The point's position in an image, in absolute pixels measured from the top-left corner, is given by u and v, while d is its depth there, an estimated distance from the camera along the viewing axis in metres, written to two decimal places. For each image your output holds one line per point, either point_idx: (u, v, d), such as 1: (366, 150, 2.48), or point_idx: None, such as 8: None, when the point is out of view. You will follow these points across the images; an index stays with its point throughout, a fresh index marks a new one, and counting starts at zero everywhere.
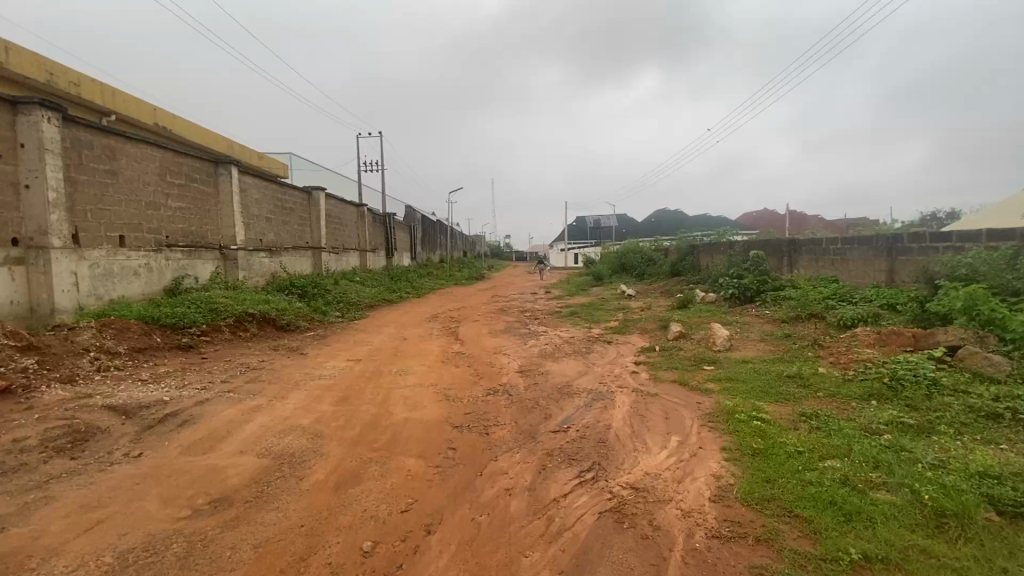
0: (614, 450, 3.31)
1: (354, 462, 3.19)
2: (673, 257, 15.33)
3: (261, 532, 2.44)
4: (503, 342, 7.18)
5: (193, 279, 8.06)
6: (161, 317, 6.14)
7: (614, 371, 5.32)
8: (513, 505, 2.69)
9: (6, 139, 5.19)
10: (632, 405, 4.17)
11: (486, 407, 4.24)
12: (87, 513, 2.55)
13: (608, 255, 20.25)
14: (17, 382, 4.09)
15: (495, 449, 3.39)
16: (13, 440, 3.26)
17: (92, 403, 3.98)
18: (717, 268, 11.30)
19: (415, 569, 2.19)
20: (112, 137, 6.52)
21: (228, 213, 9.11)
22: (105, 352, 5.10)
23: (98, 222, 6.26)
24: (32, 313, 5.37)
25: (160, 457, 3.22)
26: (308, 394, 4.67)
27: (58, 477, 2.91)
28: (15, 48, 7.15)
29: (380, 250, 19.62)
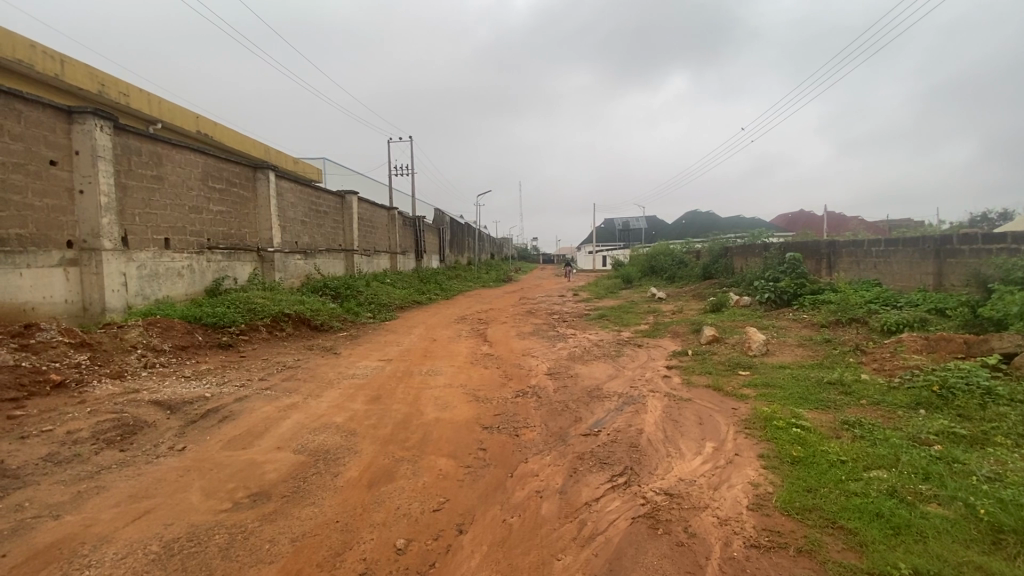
0: (647, 454, 3.26)
1: (386, 461, 3.24)
2: (705, 259, 15.03)
3: (298, 526, 2.49)
4: (532, 344, 7.16)
5: (233, 280, 8.36)
6: (202, 317, 6.38)
7: (645, 375, 5.24)
8: (545, 508, 2.67)
9: (64, 147, 5.49)
10: (665, 410, 4.09)
11: (516, 409, 4.24)
12: (135, 503, 2.66)
13: (637, 257, 20.01)
14: (71, 376, 4.31)
15: (525, 450, 3.38)
16: (68, 432, 3.43)
17: (139, 398, 4.16)
18: (751, 270, 11.01)
19: (447, 569, 2.19)
20: (158, 143, 6.81)
21: (266, 217, 9.40)
22: (151, 350, 5.32)
23: (145, 226, 6.55)
24: (85, 312, 5.66)
25: (202, 451, 3.34)
26: (341, 392, 4.77)
27: (108, 468, 3.04)
28: (70, 61, 7.57)
29: (410, 252, 19.92)
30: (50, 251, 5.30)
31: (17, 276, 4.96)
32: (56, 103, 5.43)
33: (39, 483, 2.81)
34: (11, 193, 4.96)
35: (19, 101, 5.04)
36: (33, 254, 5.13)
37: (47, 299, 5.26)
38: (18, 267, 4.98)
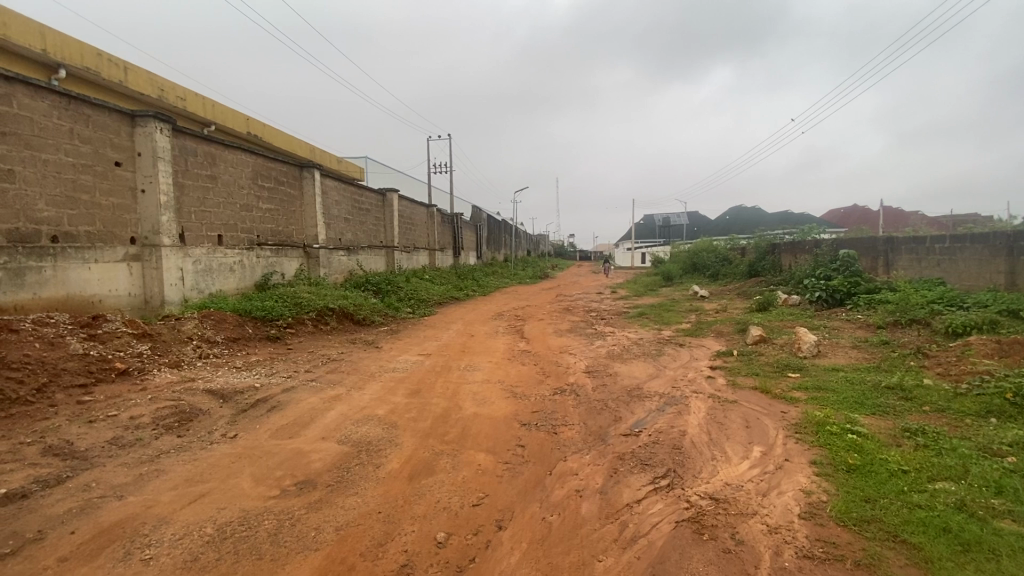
0: (691, 457, 3.16)
1: (427, 454, 3.28)
2: (751, 256, 14.51)
3: (342, 515, 2.56)
4: (569, 342, 7.09)
5: (280, 276, 8.69)
6: (252, 310, 6.65)
7: (688, 375, 5.09)
8: (585, 508, 2.64)
9: (127, 149, 5.82)
10: (709, 412, 3.96)
11: (554, 406, 4.21)
12: (191, 487, 2.80)
13: (679, 254, 19.50)
14: (133, 365, 4.58)
15: (564, 448, 3.35)
16: (131, 417, 3.64)
17: (195, 386, 4.38)
18: (801, 268, 10.55)
19: (487, 564, 2.20)
20: (212, 144, 7.13)
21: (311, 214, 9.71)
22: (205, 341, 5.59)
23: (201, 223, 6.88)
24: (146, 304, 6.01)
25: (252, 439, 3.48)
26: (382, 385, 4.87)
27: (167, 453, 3.21)
28: (133, 68, 8.03)
29: (448, 249, 20.12)
30: (115, 247, 5.64)
31: (87, 270, 5.31)
32: (121, 107, 5.76)
33: (106, 465, 2.99)
34: (82, 193, 5.29)
35: (89, 106, 5.37)
36: (100, 250, 5.47)
37: (113, 292, 5.61)
38: (87, 261, 5.31)
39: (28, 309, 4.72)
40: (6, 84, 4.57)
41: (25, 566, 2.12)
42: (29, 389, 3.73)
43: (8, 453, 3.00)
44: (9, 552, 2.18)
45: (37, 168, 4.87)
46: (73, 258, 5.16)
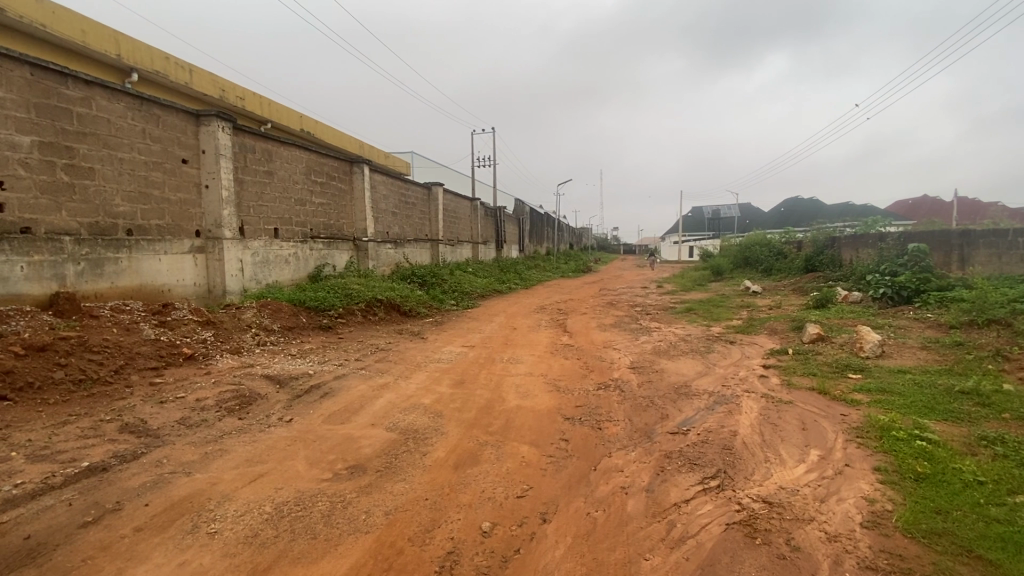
0: (742, 458, 3.05)
1: (471, 444, 3.32)
2: (808, 250, 13.80)
3: (391, 500, 2.64)
4: (614, 337, 6.99)
5: (332, 268, 9.02)
6: (306, 300, 6.93)
7: (739, 373, 4.92)
8: (630, 505, 2.60)
9: (193, 147, 6.17)
10: (762, 412, 3.81)
11: (599, 401, 4.17)
12: (252, 466, 2.96)
13: (729, 248, 18.79)
14: (199, 350, 4.88)
15: (609, 445, 3.31)
16: (197, 399, 3.89)
17: (254, 371, 4.62)
18: (864, 263, 9.95)
19: (532, 556, 2.21)
20: (270, 142, 7.45)
21: (361, 208, 9.99)
22: (263, 329, 5.88)
23: (259, 217, 7.23)
24: (209, 293, 6.39)
25: (306, 423, 3.64)
26: (428, 375, 4.97)
27: (229, 434, 3.41)
28: (197, 70, 8.51)
29: (491, 242, 20.27)
30: (182, 240, 6.00)
31: (157, 260, 5.68)
32: (187, 108, 6.10)
33: (175, 443, 3.21)
34: (152, 188, 5.66)
35: (158, 107, 5.71)
36: (169, 242, 5.83)
37: (180, 281, 5.98)
38: (157, 253, 5.68)
39: (107, 296, 5.10)
40: (86, 87, 4.92)
41: (105, 534, 2.31)
42: (108, 370, 4.05)
43: (90, 429, 3.27)
44: (92, 521, 2.38)
45: (114, 166, 5.23)
46: (145, 250, 5.53)
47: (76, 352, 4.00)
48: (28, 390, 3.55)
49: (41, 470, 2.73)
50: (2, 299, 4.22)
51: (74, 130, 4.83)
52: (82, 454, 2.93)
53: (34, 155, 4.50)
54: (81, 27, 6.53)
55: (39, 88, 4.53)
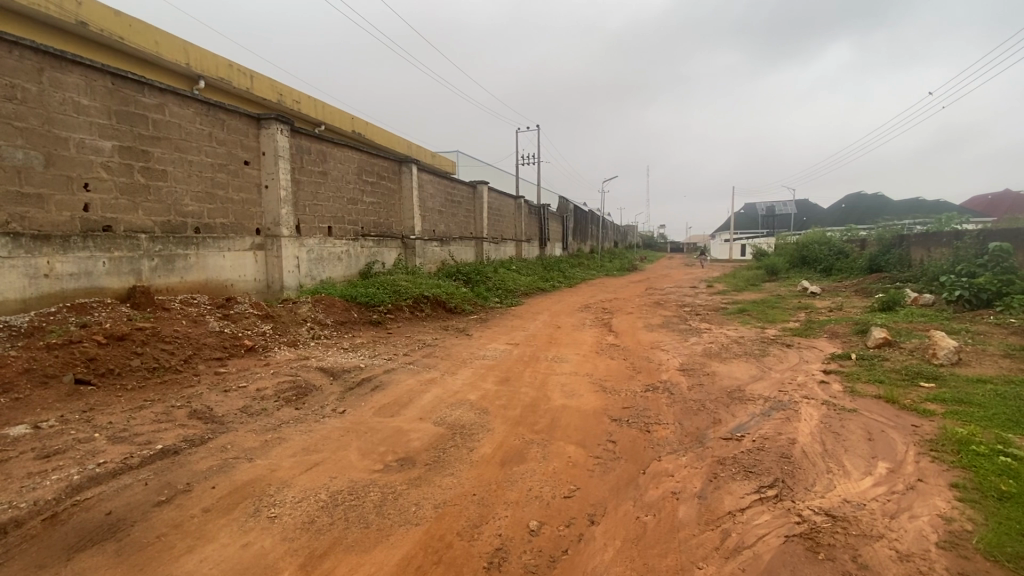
0: (802, 468, 2.91)
1: (518, 442, 3.33)
2: (872, 249, 12.99)
3: (440, 493, 2.68)
4: (661, 337, 6.83)
5: (381, 265, 9.29)
6: (357, 296, 7.16)
7: (797, 379, 4.68)
8: (682, 511, 2.53)
9: (254, 149, 6.49)
10: (823, 420, 3.61)
11: (646, 403, 4.08)
12: (309, 455, 3.09)
13: (785, 247, 17.97)
14: (259, 343, 5.14)
15: (658, 448, 3.23)
16: (258, 388, 4.10)
17: (309, 364, 4.82)
18: (937, 263, 9.27)
19: (580, 557, 2.19)
20: (324, 143, 7.72)
21: (408, 207, 10.20)
22: (318, 323, 6.12)
23: (314, 216, 7.52)
24: (268, 289, 6.72)
25: (358, 415, 3.76)
26: (474, 371, 5.03)
27: (287, 423, 3.57)
28: (258, 76, 8.95)
29: (534, 240, 20.27)
30: (244, 237, 6.34)
31: (222, 257, 6.02)
32: (249, 112, 6.42)
33: (238, 430, 3.39)
34: (218, 189, 6.00)
35: (224, 111, 6.04)
36: (232, 240, 6.17)
37: (242, 277, 6.32)
38: (222, 250, 6.02)
39: (176, 290, 5.46)
40: (160, 95, 5.27)
41: (177, 513, 2.47)
42: (178, 359, 4.33)
43: (163, 414, 3.50)
44: (164, 500, 2.55)
45: (184, 168, 5.58)
46: (211, 247, 5.87)
47: (150, 341, 4.30)
48: (109, 375, 3.85)
49: (120, 450, 2.95)
50: (87, 292, 4.59)
51: (149, 135, 5.18)
52: (156, 437, 3.15)
53: (115, 159, 4.86)
54: (154, 39, 7.01)
55: (119, 96, 4.89)
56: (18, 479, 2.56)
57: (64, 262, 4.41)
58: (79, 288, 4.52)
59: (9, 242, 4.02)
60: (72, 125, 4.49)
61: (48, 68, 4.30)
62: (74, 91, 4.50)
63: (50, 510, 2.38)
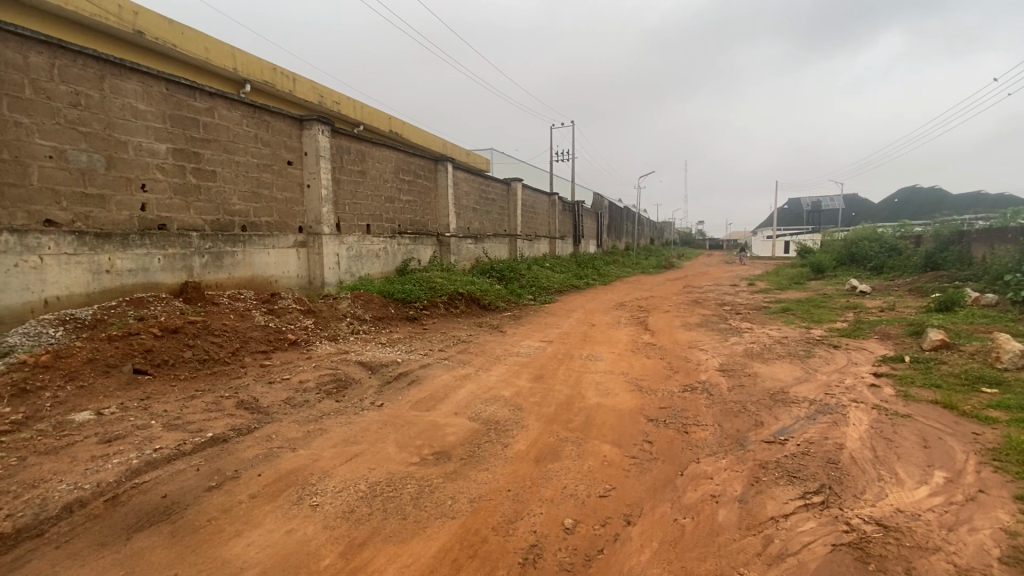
0: (850, 474, 2.78)
1: (552, 439, 3.33)
2: (928, 245, 12.28)
3: (476, 488, 2.71)
4: (699, 337, 6.67)
5: (417, 262, 9.44)
6: (394, 293, 7.30)
7: (845, 382, 4.48)
8: (722, 514, 2.47)
9: (297, 150, 6.70)
10: (873, 425, 3.45)
11: (684, 404, 4.00)
12: (349, 446, 3.18)
13: (832, 243, 17.19)
14: (302, 336, 5.32)
15: (697, 450, 3.16)
16: (301, 380, 4.25)
17: (349, 358, 4.96)
18: (1002, 260, 8.66)
19: (617, 557, 2.17)
20: (363, 142, 7.90)
21: (444, 205, 10.32)
22: (357, 318, 6.28)
23: (353, 214, 7.71)
24: (310, 285, 6.95)
25: (396, 408, 3.85)
26: (508, 368, 5.05)
27: (328, 414, 3.68)
28: (300, 78, 9.23)
29: (568, 237, 20.16)
30: (287, 235, 6.56)
31: (266, 254, 6.26)
32: (292, 114, 6.63)
33: (282, 420, 3.52)
34: (263, 188, 6.22)
35: (268, 114, 6.26)
36: (277, 238, 6.40)
37: (285, 274, 6.56)
38: (267, 247, 6.26)
39: (225, 286, 5.71)
40: (210, 99, 5.51)
41: (226, 498, 2.59)
42: (226, 352, 4.53)
43: (213, 403, 3.67)
44: (215, 486, 2.68)
45: (232, 169, 5.82)
46: (257, 245, 6.11)
47: (201, 334, 4.52)
48: (164, 366, 4.07)
49: (175, 437, 3.11)
50: (144, 287, 4.86)
51: (200, 137, 5.42)
52: (207, 425, 3.31)
53: (169, 161, 5.12)
54: (204, 46, 7.34)
55: (173, 101, 5.14)
56: (83, 462, 2.74)
57: (123, 259, 4.68)
58: (137, 283, 4.79)
59: (75, 240, 4.29)
60: (130, 129, 4.75)
61: (109, 76, 4.56)
62: (132, 97, 4.76)
63: (112, 492, 2.54)
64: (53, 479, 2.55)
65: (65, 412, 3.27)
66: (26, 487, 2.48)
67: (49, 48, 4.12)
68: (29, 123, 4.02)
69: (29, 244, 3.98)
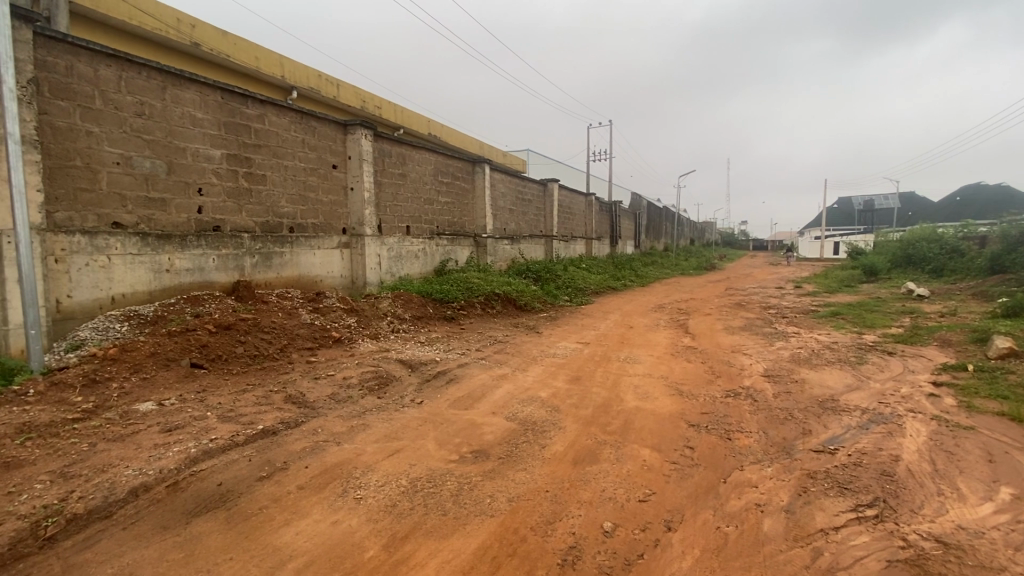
0: (906, 487, 2.65)
1: (590, 441, 3.31)
2: (995, 247, 11.49)
3: (514, 487, 2.73)
4: (743, 340, 6.48)
5: (454, 263, 9.57)
6: (433, 293, 7.44)
7: (900, 390, 4.25)
8: (767, 524, 2.40)
9: (341, 153, 6.92)
10: (932, 437, 3.26)
11: (727, 409, 3.90)
12: (391, 442, 3.27)
13: (887, 244, 16.33)
14: (345, 334, 5.49)
15: (741, 457, 3.08)
16: (345, 376, 4.40)
17: (390, 356, 5.09)
18: None
19: (657, 563, 2.14)
20: (404, 146, 8.07)
21: (481, 206, 10.42)
22: (397, 317, 6.43)
23: (394, 216, 7.90)
24: (352, 284, 7.17)
25: (435, 406, 3.92)
26: (544, 369, 5.06)
27: (371, 410, 3.80)
28: (343, 84, 9.52)
29: (605, 238, 19.96)
30: (331, 236, 6.79)
31: (312, 255, 6.49)
32: (337, 119, 6.85)
33: (327, 415, 3.65)
34: (309, 192, 6.46)
35: (315, 119, 6.49)
36: (322, 239, 6.63)
37: (330, 273, 6.79)
38: (313, 248, 6.49)
39: (274, 285, 5.96)
40: (261, 106, 5.77)
41: (276, 488, 2.71)
42: (275, 348, 4.73)
43: (263, 397, 3.85)
44: (265, 476, 2.81)
45: (281, 173, 6.07)
46: (303, 246, 6.35)
47: (252, 331, 4.74)
48: (218, 360, 4.29)
49: (228, 428, 3.28)
50: (200, 285, 5.14)
51: (251, 143, 5.68)
52: (258, 418, 3.47)
53: (223, 166, 5.39)
54: (255, 55, 7.67)
55: (228, 109, 5.41)
56: (147, 449, 2.93)
57: (182, 258, 4.96)
58: (193, 282, 5.07)
59: (139, 241, 4.58)
60: (189, 136, 5.03)
61: (170, 87, 4.84)
62: (190, 106, 5.04)
63: (173, 478, 2.70)
64: (120, 465, 2.74)
65: (130, 402, 3.50)
66: (96, 471, 2.67)
67: (116, 62, 4.42)
68: (99, 132, 4.32)
69: (99, 245, 4.27)
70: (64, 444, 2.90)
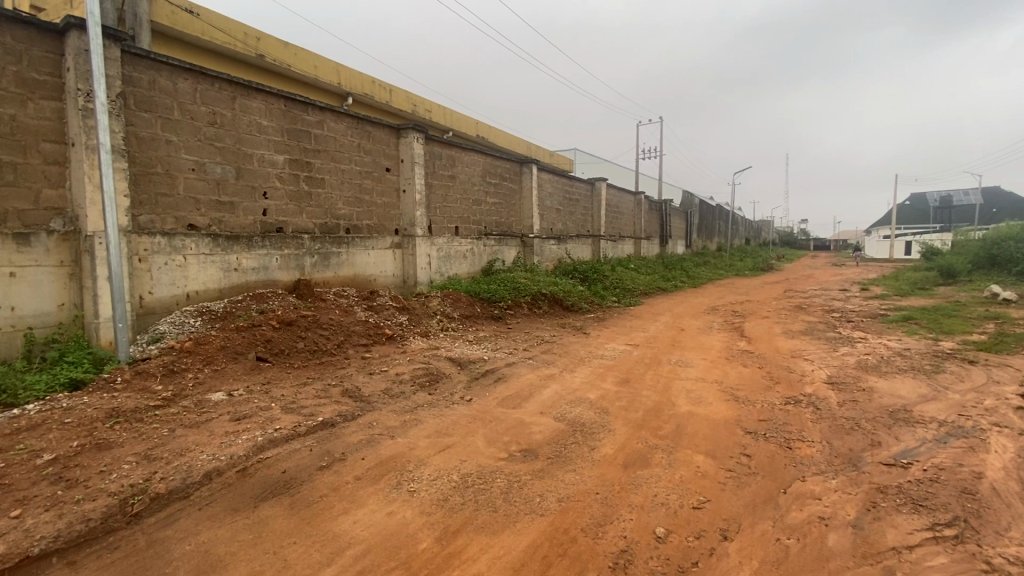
0: (991, 508, 2.45)
1: (641, 445, 3.26)
2: None
3: (564, 488, 2.74)
4: (803, 345, 6.17)
5: (502, 262, 9.66)
6: (481, 293, 7.55)
7: (984, 403, 3.92)
8: (831, 538, 2.29)
9: (394, 156, 7.13)
10: (1021, 454, 3.00)
11: (786, 417, 3.73)
12: (442, 437, 3.35)
13: (968, 244, 15.07)
14: (397, 332, 5.66)
15: (802, 467, 2.94)
16: (397, 373, 4.54)
17: (439, 353, 5.20)
18: None
19: (713, 571, 2.09)
20: (454, 148, 8.22)
21: (529, 207, 10.45)
22: (446, 316, 6.57)
23: (443, 217, 8.08)
24: (404, 283, 7.37)
25: (484, 404, 3.98)
26: (593, 370, 5.01)
27: (422, 406, 3.90)
28: (396, 89, 9.81)
29: (655, 237, 19.51)
30: (384, 237, 7.02)
31: (367, 255, 6.73)
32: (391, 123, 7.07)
33: (381, 409, 3.79)
34: (364, 194, 6.71)
35: (370, 124, 6.73)
36: (376, 239, 6.87)
37: (382, 273, 7.02)
38: (367, 248, 6.73)
39: (331, 283, 6.23)
40: (320, 113, 6.04)
41: (335, 477, 2.84)
42: (332, 344, 4.95)
43: (322, 390, 4.04)
44: (325, 466, 2.95)
45: (339, 176, 6.33)
46: (359, 246, 6.60)
47: (312, 327, 4.97)
48: (281, 355, 4.53)
49: (291, 419, 3.46)
50: (265, 283, 5.45)
51: (311, 148, 5.96)
52: (317, 410, 3.64)
53: (286, 170, 5.68)
54: (314, 63, 8.04)
55: (290, 116, 5.70)
56: (219, 436, 3.14)
57: (249, 258, 5.27)
58: (259, 280, 5.37)
59: (211, 241, 4.91)
60: (256, 142, 5.34)
61: (239, 97, 5.16)
62: (257, 115, 5.35)
63: (242, 464, 2.88)
64: (196, 450, 2.96)
65: (203, 392, 3.76)
66: (176, 454, 2.90)
67: (192, 75, 4.75)
68: (177, 141, 4.67)
69: (176, 245, 4.62)
70: (147, 429, 3.15)
